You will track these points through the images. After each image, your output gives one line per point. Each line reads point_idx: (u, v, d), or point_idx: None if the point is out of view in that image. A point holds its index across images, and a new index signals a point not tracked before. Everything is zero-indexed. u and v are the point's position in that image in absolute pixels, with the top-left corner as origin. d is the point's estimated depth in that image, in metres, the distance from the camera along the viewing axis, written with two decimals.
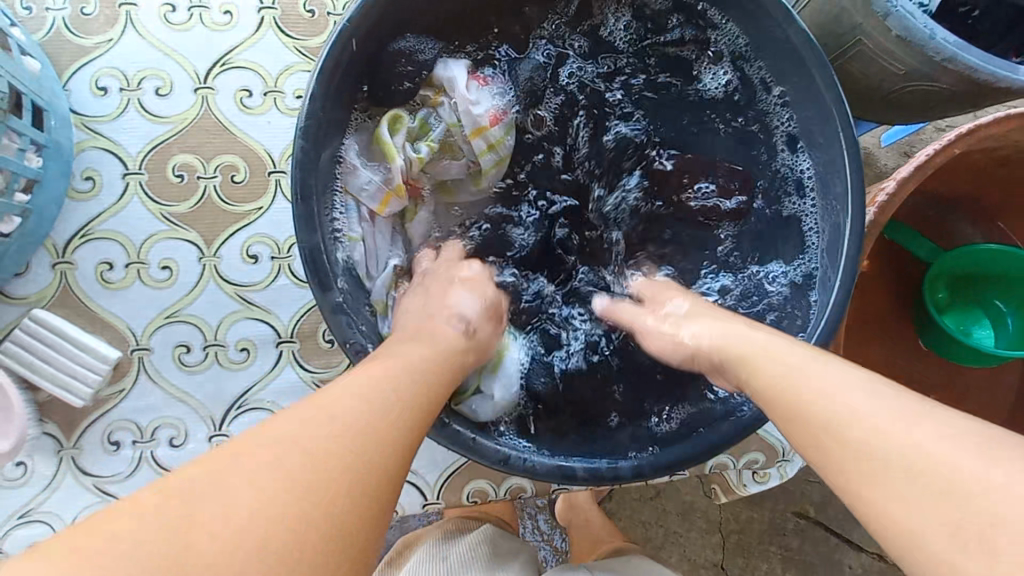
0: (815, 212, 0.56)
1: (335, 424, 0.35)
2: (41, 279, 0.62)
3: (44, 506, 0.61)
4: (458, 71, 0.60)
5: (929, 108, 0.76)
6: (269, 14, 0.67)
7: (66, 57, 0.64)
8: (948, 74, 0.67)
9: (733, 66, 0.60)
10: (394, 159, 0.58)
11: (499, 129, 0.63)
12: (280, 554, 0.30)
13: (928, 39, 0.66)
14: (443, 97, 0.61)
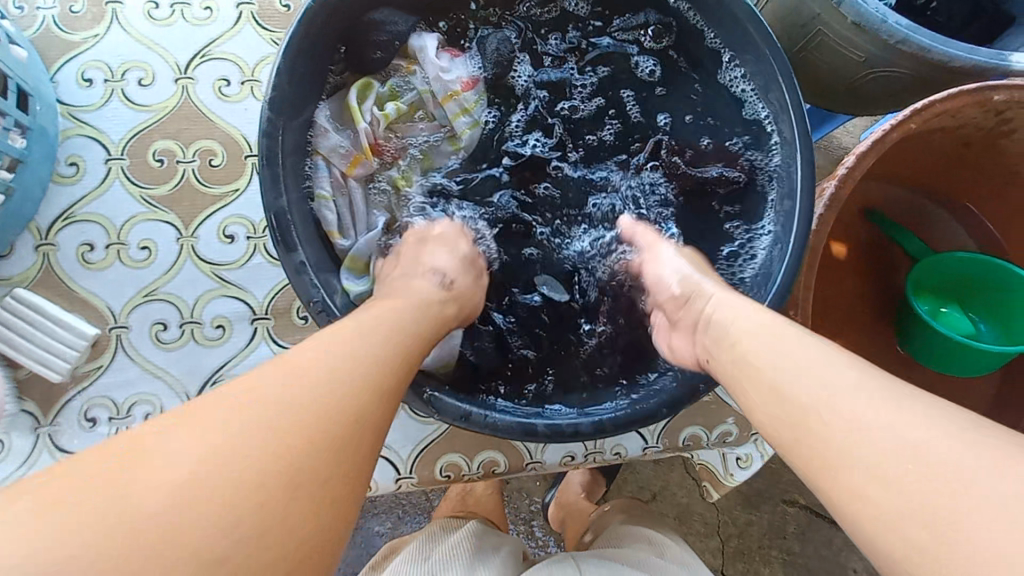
0: (772, 171, 0.59)
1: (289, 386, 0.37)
2: (25, 260, 0.65)
3: (20, 483, 0.61)
4: (430, 41, 0.63)
5: (894, 96, 0.78)
6: (247, 10, 0.71)
7: (54, 52, 0.68)
8: (904, 57, 0.70)
9: (689, 39, 0.63)
10: (360, 123, 0.61)
11: (472, 95, 0.65)
12: (228, 499, 0.32)
13: (881, 23, 0.68)
14: (415, 66, 0.64)
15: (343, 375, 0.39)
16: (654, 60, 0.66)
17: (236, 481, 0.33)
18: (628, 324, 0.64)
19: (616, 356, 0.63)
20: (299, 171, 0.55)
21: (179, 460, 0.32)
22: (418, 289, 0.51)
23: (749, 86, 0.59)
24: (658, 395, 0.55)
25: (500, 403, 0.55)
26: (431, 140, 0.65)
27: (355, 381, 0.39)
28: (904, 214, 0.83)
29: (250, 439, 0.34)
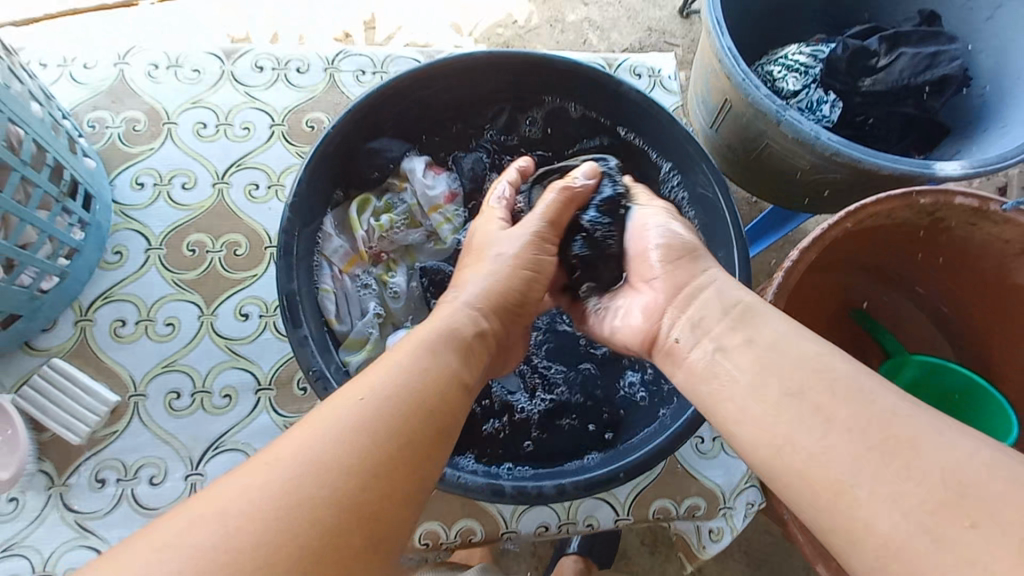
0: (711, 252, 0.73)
1: (356, 417, 0.39)
2: (64, 333, 0.74)
3: (27, 540, 0.66)
4: (418, 163, 0.76)
5: (844, 195, 1.00)
6: (279, 130, 0.87)
7: (116, 161, 0.82)
8: (842, 164, 0.90)
9: (638, 158, 0.78)
10: (358, 231, 0.72)
11: (451, 207, 0.76)
12: (309, 527, 0.34)
13: (815, 139, 0.89)
14: (406, 184, 0.76)
15: (412, 387, 0.43)
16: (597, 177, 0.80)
17: (351, 491, 0.36)
18: (587, 409, 0.72)
19: (580, 433, 0.70)
20: (309, 260, 0.66)
21: (267, 492, 0.34)
22: (457, 309, 0.53)
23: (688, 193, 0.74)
24: (618, 466, 0.61)
25: (477, 469, 0.61)
26: (418, 242, 0.77)
27: (431, 391, 0.43)
28: (860, 297, 0.91)
29: (324, 472, 0.36)
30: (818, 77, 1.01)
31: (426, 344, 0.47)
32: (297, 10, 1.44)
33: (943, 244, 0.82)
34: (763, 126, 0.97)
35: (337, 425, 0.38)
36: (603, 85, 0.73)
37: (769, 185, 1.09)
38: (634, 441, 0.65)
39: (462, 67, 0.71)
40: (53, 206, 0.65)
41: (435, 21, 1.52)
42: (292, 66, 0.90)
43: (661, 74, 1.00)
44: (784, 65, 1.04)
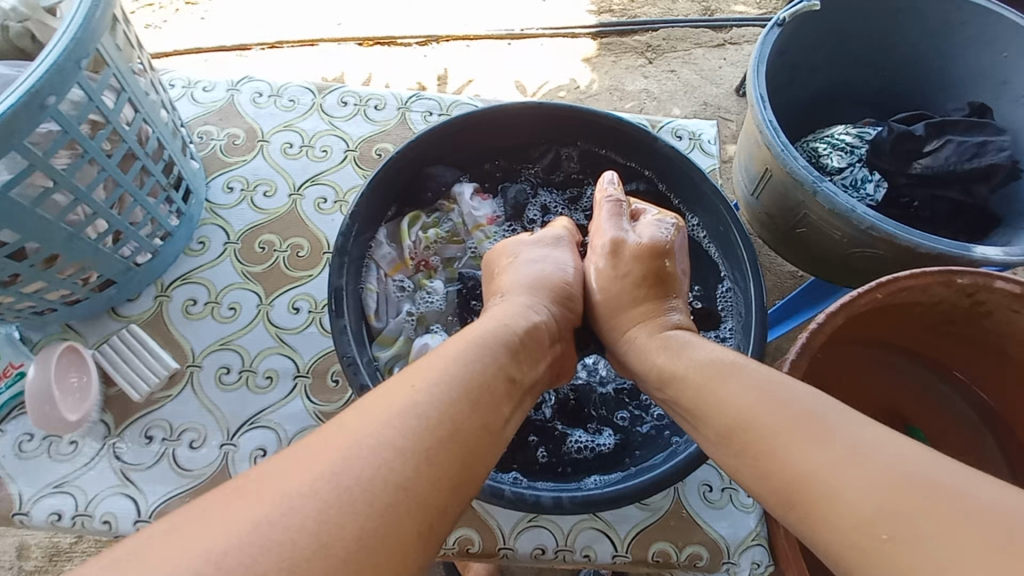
0: (730, 292, 0.80)
1: (409, 406, 0.43)
2: (144, 305, 0.84)
3: (76, 481, 0.73)
4: (467, 188, 0.84)
5: (871, 270, 1.02)
6: (352, 154, 0.99)
7: (214, 167, 0.96)
8: (878, 239, 0.93)
9: (670, 205, 0.86)
10: (406, 241, 0.81)
11: (493, 228, 0.85)
12: (358, 500, 0.36)
13: (851, 211, 0.93)
14: (454, 206, 0.84)
15: (458, 379, 0.47)
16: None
17: (395, 474, 0.39)
18: (598, 440, 0.73)
19: (591, 459, 0.72)
20: (360, 262, 0.74)
21: (328, 460, 0.38)
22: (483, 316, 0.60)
23: (711, 239, 0.82)
24: (618, 494, 0.62)
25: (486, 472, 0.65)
26: (459, 256, 0.85)
27: (473, 396, 0.47)
28: (893, 375, 0.90)
29: (377, 452, 0.39)
30: (863, 157, 1.05)
31: (471, 352, 0.51)
32: (384, 63, 1.64)
33: (985, 327, 0.79)
34: (802, 196, 1.00)
35: (391, 410, 0.42)
36: (639, 139, 0.82)
37: (820, 262, 1.10)
38: (641, 467, 0.67)
39: (515, 113, 0.80)
40: (159, 194, 0.77)
41: (505, 81, 1.68)
42: (371, 104, 1.04)
43: (700, 138, 1.07)
44: (830, 142, 1.08)
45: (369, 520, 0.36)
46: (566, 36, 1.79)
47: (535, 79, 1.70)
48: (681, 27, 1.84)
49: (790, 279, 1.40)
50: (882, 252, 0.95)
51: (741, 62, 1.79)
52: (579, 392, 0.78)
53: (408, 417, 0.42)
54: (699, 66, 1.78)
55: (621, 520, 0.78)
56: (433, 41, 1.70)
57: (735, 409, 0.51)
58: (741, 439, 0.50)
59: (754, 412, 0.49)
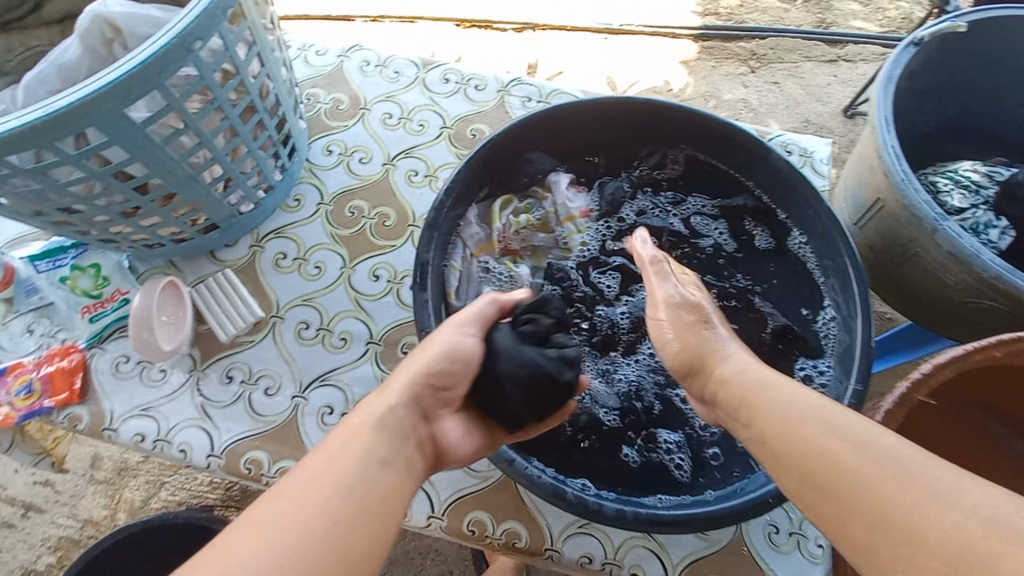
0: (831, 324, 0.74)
1: (266, 544, 0.38)
2: (239, 252, 0.88)
3: (161, 407, 0.78)
4: (563, 179, 0.83)
5: (985, 324, 0.92)
6: (447, 132, 0.99)
7: (317, 129, 0.99)
8: (1002, 291, 0.83)
9: (774, 223, 0.81)
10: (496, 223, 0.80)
11: (585, 222, 0.83)
12: None
13: (975, 256, 0.83)
14: (548, 194, 0.83)
15: (320, 493, 0.42)
16: (726, 228, 0.83)
17: None
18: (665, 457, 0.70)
19: (664, 478, 0.68)
20: (448, 238, 0.74)
21: None
22: (367, 401, 0.53)
23: (818, 262, 0.76)
24: (684, 518, 0.59)
25: (550, 470, 0.64)
26: (546, 246, 0.83)
27: (343, 507, 0.42)
28: (992, 448, 0.80)
29: None
30: (989, 200, 0.94)
31: (347, 451, 0.46)
32: (477, 46, 1.64)
33: None
34: (918, 232, 0.91)
35: (244, 558, 0.38)
36: (754, 149, 0.77)
37: (921, 306, 1.01)
38: (713, 493, 0.64)
39: (625, 106, 0.78)
40: (269, 149, 0.80)
41: (596, 76, 1.64)
42: (472, 83, 1.04)
43: (812, 155, 1.00)
44: (953, 178, 0.98)
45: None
46: (667, 36, 1.72)
47: (627, 76, 1.65)
48: (792, 38, 1.73)
49: (879, 320, 1.30)
50: (1003, 306, 0.86)
51: (854, 81, 1.66)
52: (660, 407, 0.73)
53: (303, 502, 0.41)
54: (807, 80, 1.66)
55: (675, 544, 0.74)
56: (530, 29, 1.69)
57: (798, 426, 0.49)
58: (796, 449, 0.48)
59: (808, 429, 0.48)
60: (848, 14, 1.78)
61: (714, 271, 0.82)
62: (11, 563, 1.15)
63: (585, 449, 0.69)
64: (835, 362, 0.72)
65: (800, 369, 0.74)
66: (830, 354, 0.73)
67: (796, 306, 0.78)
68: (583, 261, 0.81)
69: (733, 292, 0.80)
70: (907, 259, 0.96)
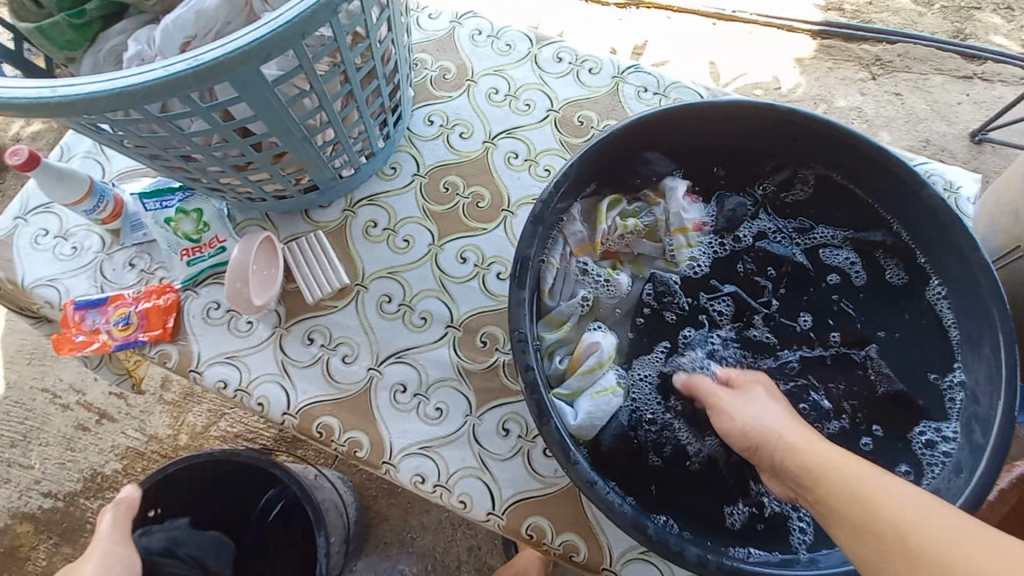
0: (963, 385, 0.67)
1: None
2: (332, 214, 0.87)
3: (244, 358, 0.80)
4: (681, 185, 0.78)
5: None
6: (553, 115, 0.94)
7: (421, 97, 0.96)
8: None
9: (912, 266, 0.72)
10: (602, 224, 0.76)
11: (697, 236, 0.78)
12: None
13: None
14: (660, 200, 0.78)
15: None
16: (857, 261, 0.75)
17: None
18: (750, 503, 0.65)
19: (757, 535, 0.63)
20: (551, 233, 0.71)
21: None
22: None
23: (955, 318, 0.68)
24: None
25: (628, 499, 0.61)
26: (652, 256, 0.79)
27: None
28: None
29: None
30: None
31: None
32: (574, 18, 1.55)
33: None
34: None
35: None
36: (905, 182, 0.68)
37: None
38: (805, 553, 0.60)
39: (765, 114, 0.70)
40: (378, 116, 0.78)
41: (697, 63, 1.52)
42: (586, 65, 0.98)
43: (958, 192, 0.90)
44: None
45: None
46: (781, 28, 1.56)
47: (732, 69, 1.52)
48: (924, 46, 1.55)
49: None
50: None
51: (988, 104, 1.48)
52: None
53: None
54: (934, 96, 1.49)
55: None
56: (633, 5, 1.58)
57: (842, 469, 0.48)
58: (840, 493, 0.47)
59: (851, 471, 0.48)
60: (989, 27, 1.57)
61: (833, 310, 0.75)
62: (81, 464, 1.23)
63: (669, 483, 0.66)
64: (962, 430, 0.65)
65: (920, 431, 0.68)
66: (958, 419, 0.66)
67: (923, 360, 0.71)
68: (689, 276, 0.77)
69: (851, 337, 0.73)
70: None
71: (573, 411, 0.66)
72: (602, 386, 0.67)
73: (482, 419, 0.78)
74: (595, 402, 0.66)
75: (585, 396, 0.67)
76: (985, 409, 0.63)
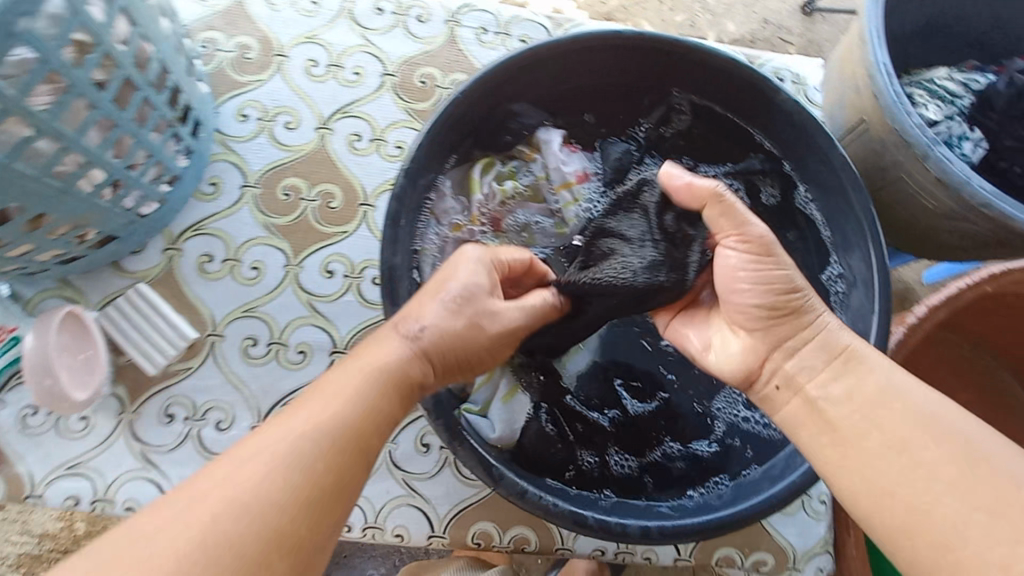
0: (840, 290, 0.67)
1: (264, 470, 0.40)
2: (152, 259, 0.72)
3: (92, 462, 0.66)
4: (555, 137, 0.72)
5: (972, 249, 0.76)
6: (389, 80, 0.81)
7: (222, 87, 0.78)
8: (982, 219, 0.68)
9: (787, 182, 0.71)
10: (476, 194, 0.70)
11: (581, 189, 0.71)
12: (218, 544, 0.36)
13: (963, 184, 0.66)
14: (536, 154, 0.72)
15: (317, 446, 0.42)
16: (741, 188, 0.71)
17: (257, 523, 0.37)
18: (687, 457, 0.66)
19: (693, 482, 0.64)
20: (414, 226, 0.63)
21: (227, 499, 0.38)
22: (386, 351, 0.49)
23: (824, 221, 0.68)
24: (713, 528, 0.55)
25: (562, 492, 0.58)
26: (540, 220, 0.72)
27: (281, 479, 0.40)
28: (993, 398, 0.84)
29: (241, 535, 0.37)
30: (965, 113, 0.76)
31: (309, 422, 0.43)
32: None
33: None
34: (903, 157, 0.72)
35: (284, 447, 0.41)
36: (762, 93, 0.66)
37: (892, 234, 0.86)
38: (734, 490, 0.61)
39: (616, 45, 0.65)
40: (164, 130, 0.62)
41: None
42: (413, 13, 0.84)
43: (806, 83, 0.91)
44: (928, 89, 0.77)
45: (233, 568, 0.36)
46: None
47: None
48: None
49: None
50: (983, 234, 0.70)
51: None
52: (682, 413, 0.68)
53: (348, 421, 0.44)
54: None
55: None
56: None
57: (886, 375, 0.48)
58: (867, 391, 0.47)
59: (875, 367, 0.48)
60: None
61: None
62: None
63: (594, 463, 0.64)
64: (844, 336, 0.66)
65: None
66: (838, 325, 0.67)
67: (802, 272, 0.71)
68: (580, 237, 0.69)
69: None
70: (881, 191, 0.79)
71: (488, 424, 0.62)
72: (508, 386, 0.64)
73: (397, 441, 0.71)
74: (509, 410, 0.63)
75: (496, 407, 0.63)
76: (859, 311, 0.64)
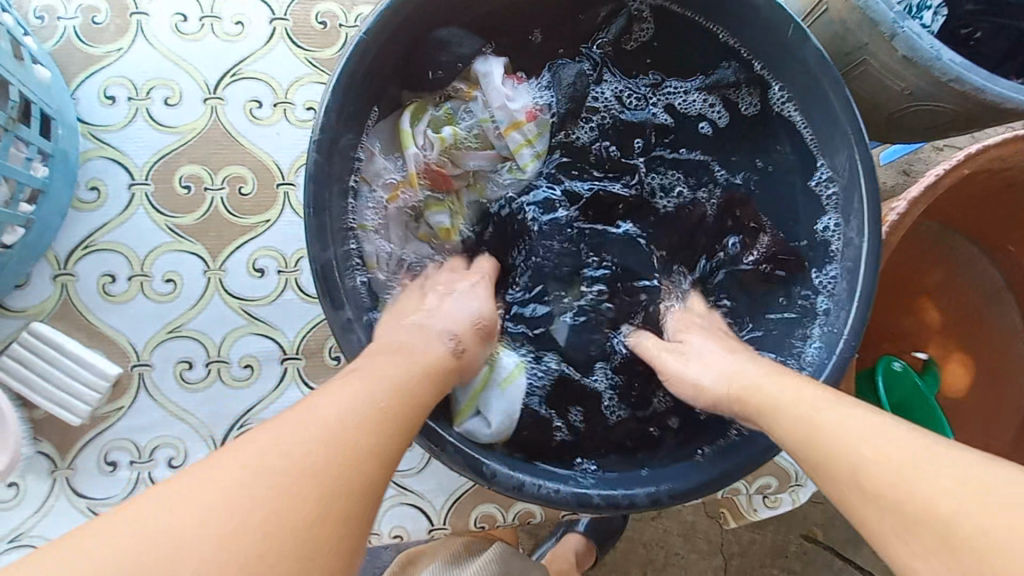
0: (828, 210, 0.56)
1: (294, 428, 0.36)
2: (42, 290, 0.61)
3: (34, 530, 0.58)
4: (495, 66, 0.61)
5: (929, 128, 0.67)
6: (281, 26, 0.67)
7: (75, 66, 0.63)
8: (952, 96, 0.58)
9: (760, 89, 0.60)
10: (410, 148, 0.60)
11: (534, 127, 0.63)
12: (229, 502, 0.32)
13: (934, 61, 0.56)
14: (476, 92, 0.62)
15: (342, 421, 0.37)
16: (714, 98, 0.64)
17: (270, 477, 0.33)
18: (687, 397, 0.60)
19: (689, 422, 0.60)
20: (345, 208, 0.52)
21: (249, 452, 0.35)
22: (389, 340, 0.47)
23: (805, 123, 0.56)
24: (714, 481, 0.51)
25: (553, 470, 0.53)
26: (489, 169, 0.64)
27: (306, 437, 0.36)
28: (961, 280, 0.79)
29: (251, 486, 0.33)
30: None
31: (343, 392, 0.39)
32: None
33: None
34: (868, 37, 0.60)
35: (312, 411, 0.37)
36: None
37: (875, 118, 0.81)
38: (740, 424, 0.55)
39: None
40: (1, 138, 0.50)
41: None
42: None
43: None
44: None
45: (236, 528, 0.31)
46: None
47: None
48: None
49: None
50: (948, 113, 0.62)
51: None
52: None
53: (361, 392, 0.39)
54: None
55: None
56: None
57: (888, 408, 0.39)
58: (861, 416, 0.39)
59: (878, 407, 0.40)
60: None
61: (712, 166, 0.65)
62: None
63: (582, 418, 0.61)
64: (836, 272, 0.55)
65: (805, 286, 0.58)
66: (830, 253, 0.57)
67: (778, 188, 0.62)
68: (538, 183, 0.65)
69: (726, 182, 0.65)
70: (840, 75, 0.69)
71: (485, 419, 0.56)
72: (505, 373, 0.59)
73: None
74: (509, 397, 0.57)
75: (492, 398, 0.57)
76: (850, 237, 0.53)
